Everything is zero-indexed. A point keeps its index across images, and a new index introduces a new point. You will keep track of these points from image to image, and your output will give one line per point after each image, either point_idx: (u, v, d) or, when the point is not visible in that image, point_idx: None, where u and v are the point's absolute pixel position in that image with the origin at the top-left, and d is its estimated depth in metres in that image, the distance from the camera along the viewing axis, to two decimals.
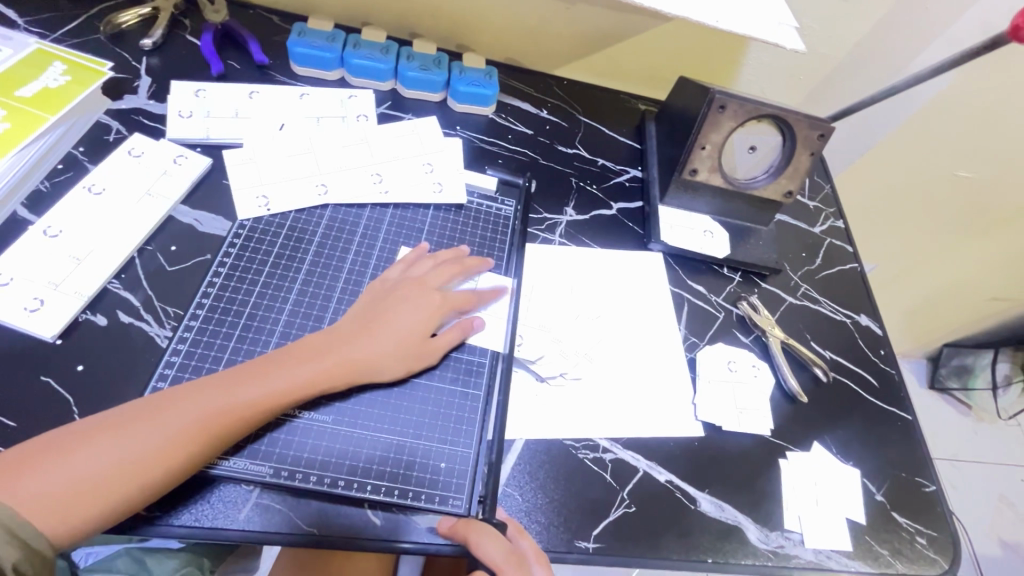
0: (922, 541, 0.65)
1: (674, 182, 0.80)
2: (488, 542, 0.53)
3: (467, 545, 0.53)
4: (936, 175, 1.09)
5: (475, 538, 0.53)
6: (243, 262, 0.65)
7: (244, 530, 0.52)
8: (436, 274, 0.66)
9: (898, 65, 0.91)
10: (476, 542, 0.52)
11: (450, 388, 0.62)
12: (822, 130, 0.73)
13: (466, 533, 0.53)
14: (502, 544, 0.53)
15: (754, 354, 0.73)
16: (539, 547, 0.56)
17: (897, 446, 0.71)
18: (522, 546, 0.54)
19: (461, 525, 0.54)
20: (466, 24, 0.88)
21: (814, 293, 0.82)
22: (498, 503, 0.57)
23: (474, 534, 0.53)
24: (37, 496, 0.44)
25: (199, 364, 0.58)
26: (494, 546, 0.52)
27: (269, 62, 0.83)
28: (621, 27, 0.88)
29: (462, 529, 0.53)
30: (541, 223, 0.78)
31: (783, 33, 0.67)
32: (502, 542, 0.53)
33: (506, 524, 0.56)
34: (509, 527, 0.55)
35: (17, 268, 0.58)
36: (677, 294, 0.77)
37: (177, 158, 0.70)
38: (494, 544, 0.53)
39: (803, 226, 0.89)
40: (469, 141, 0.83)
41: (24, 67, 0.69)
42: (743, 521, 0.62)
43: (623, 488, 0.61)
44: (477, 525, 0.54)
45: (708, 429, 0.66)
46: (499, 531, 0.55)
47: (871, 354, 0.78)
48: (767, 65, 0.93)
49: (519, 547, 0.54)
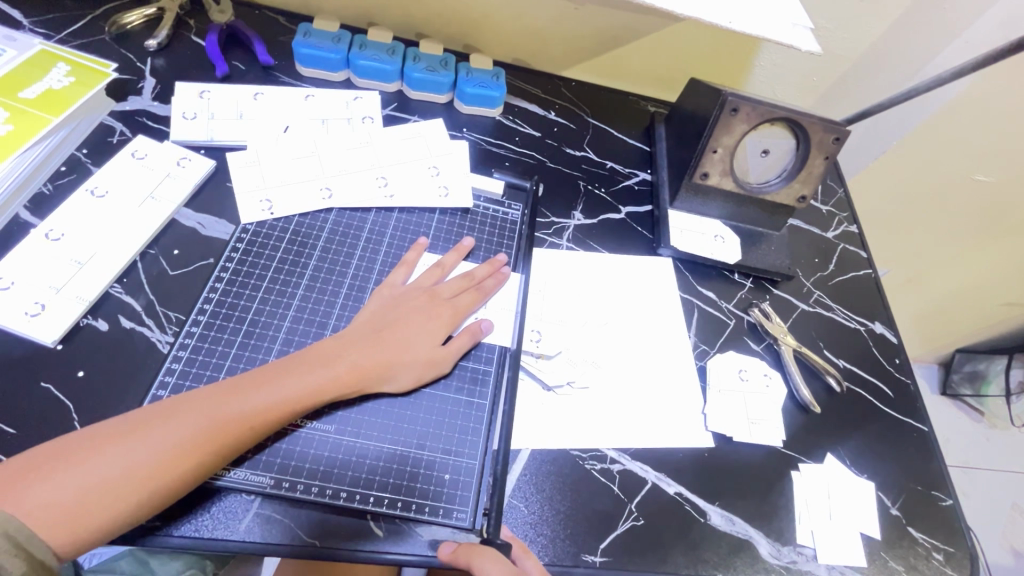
0: (939, 557, 0.63)
1: (684, 186, 0.79)
2: (490, 565, 0.50)
3: (470, 571, 0.51)
4: (953, 179, 1.07)
5: (478, 563, 0.51)
6: (246, 267, 0.64)
7: (245, 541, 0.51)
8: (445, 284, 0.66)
9: (915, 67, 0.89)
10: (479, 567, 0.50)
11: (456, 397, 0.61)
12: (838, 134, 0.71)
13: (469, 558, 0.51)
14: (505, 565, 0.51)
15: (766, 363, 0.72)
16: (541, 564, 0.54)
17: (913, 458, 0.69)
18: (527, 567, 0.52)
19: (463, 551, 0.52)
20: (473, 24, 0.87)
21: (827, 300, 0.80)
22: (503, 519, 0.56)
23: (477, 559, 0.51)
24: (41, 506, 0.43)
25: (201, 372, 0.57)
26: (497, 568, 0.50)
27: (274, 63, 0.82)
28: (630, 27, 0.87)
29: (465, 556, 0.52)
30: (549, 227, 0.77)
31: (799, 35, 0.65)
32: (507, 564, 0.51)
33: (510, 545, 0.54)
34: (513, 548, 0.54)
35: (19, 272, 0.58)
36: (687, 301, 0.75)
37: (181, 161, 0.70)
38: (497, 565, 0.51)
39: (815, 231, 0.88)
40: (475, 143, 0.82)
41: (28, 68, 0.69)
42: (754, 535, 0.60)
43: (630, 500, 0.60)
44: (479, 549, 0.52)
45: (718, 440, 0.65)
46: (502, 552, 0.53)
47: (886, 362, 0.76)
48: (779, 67, 0.91)
49: (523, 568, 0.52)
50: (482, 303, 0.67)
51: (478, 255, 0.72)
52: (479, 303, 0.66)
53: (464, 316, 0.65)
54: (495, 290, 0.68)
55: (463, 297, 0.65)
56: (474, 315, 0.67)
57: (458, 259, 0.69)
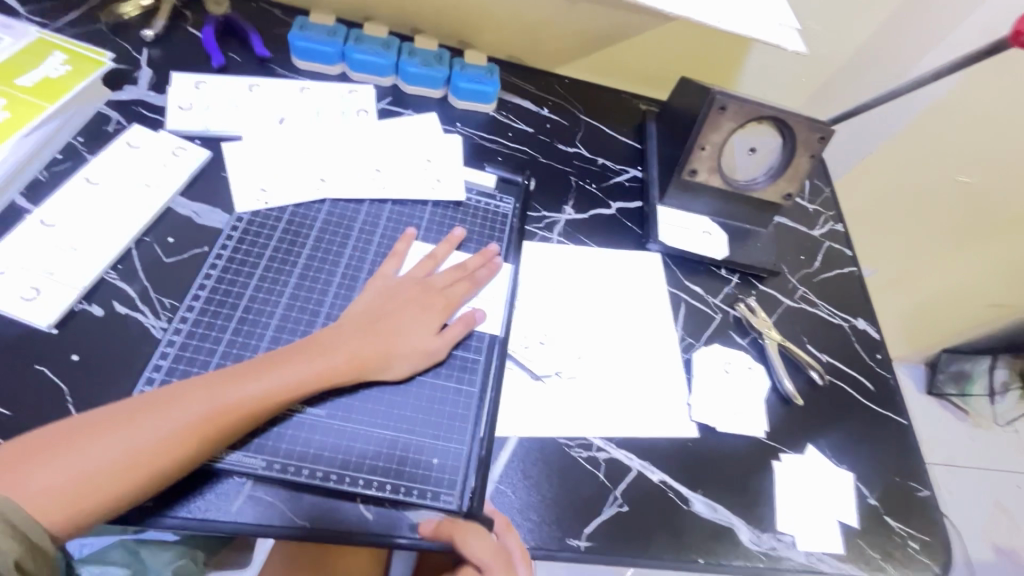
0: (915, 545, 0.65)
1: (673, 183, 0.80)
2: (477, 544, 0.53)
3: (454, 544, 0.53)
4: (938, 180, 1.09)
5: (464, 539, 0.53)
6: (240, 255, 0.65)
7: (236, 522, 0.52)
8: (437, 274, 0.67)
9: (901, 69, 0.91)
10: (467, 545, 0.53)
11: (445, 384, 0.62)
12: (823, 133, 0.73)
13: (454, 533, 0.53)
14: (488, 545, 0.53)
15: (751, 357, 0.73)
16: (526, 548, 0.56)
17: (892, 450, 0.71)
18: (509, 544, 0.55)
19: (450, 526, 0.54)
20: (468, 20, 0.88)
21: (812, 296, 0.82)
22: (489, 498, 0.58)
23: (463, 536, 0.53)
24: (39, 490, 0.44)
25: (194, 356, 0.58)
26: (480, 546, 0.53)
27: (270, 55, 0.83)
28: (623, 26, 0.88)
29: (450, 531, 0.53)
30: (540, 222, 0.78)
31: (784, 35, 0.67)
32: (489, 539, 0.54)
33: (493, 520, 0.56)
34: (496, 522, 0.56)
35: (15, 257, 0.58)
36: (674, 295, 0.76)
37: (176, 150, 0.70)
38: (480, 540, 0.53)
39: (801, 228, 0.89)
40: (469, 137, 0.83)
41: (25, 56, 0.69)
42: (735, 522, 0.62)
43: (615, 487, 0.61)
44: (463, 525, 0.54)
45: (702, 430, 0.66)
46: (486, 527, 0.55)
47: (867, 357, 0.78)
48: (769, 67, 0.93)
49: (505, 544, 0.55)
50: (476, 292, 0.69)
51: (469, 245, 0.73)
52: (471, 293, 0.68)
53: (458, 305, 0.66)
54: (487, 280, 0.69)
55: (455, 287, 0.67)
56: (467, 304, 0.68)
57: (450, 249, 0.70)
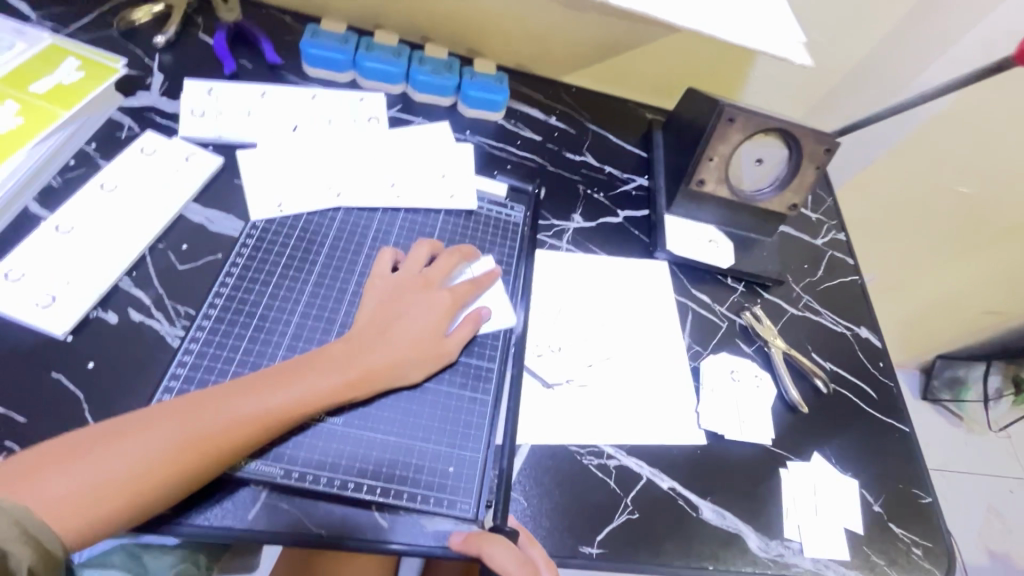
0: (918, 552, 0.66)
1: (681, 192, 0.81)
2: (502, 555, 0.52)
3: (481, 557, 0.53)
4: (936, 190, 1.11)
5: (490, 550, 0.53)
6: (256, 263, 0.65)
7: (252, 529, 0.53)
8: (437, 270, 0.67)
9: (903, 81, 0.92)
10: (492, 555, 0.52)
11: (459, 392, 0.63)
12: (829, 145, 0.74)
13: (479, 546, 0.53)
14: (513, 554, 0.53)
15: (757, 364, 0.74)
16: (547, 554, 0.56)
17: (895, 457, 0.72)
18: (532, 555, 0.55)
19: (474, 538, 0.54)
20: (477, 29, 0.89)
21: (816, 305, 0.83)
22: (508, 509, 0.58)
23: (487, 547, 0.53)
24: (57, 498, 0.44)
25: (211, 364, 0.58)
26: (505, 556, 0.52)
27: (281, 62, 0.83)
28: (631, 36, 0.89)
29: (475, 544, 0.53)
30: (549, 230, 0.79)
31: (792, 48, 0.69)
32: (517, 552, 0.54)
33: (518, 532, 0.56)
34: (519, 536, 0.56)
35: (29, 264, 0.58)
36: (681, 303, 0.77)
37: (189, 157, 0.71)
38: (506, 551, 0.53)
39: (805, 238, 0.90)
40: (480, 146, 0.84)
41: (38, 61, 0.70)
42: (743, 529, 0.63)
43: (626, 494, 0.62)
44: (488, 537, 0.54)
45: (710, 438, 0.67)
46: (510, 539, 0.55)
47: (870, 365, 0.79)
48: (773, 78, 0.94)
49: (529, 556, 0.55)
50: (480, 295, 0.69)
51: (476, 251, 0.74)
52: (474, 295, 0.68)
53: (463, 307, 0.67)
54: (489, 285, 0.69)
55: (459, 285, 0.67)
56: (472, 303, 0.69)
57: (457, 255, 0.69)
